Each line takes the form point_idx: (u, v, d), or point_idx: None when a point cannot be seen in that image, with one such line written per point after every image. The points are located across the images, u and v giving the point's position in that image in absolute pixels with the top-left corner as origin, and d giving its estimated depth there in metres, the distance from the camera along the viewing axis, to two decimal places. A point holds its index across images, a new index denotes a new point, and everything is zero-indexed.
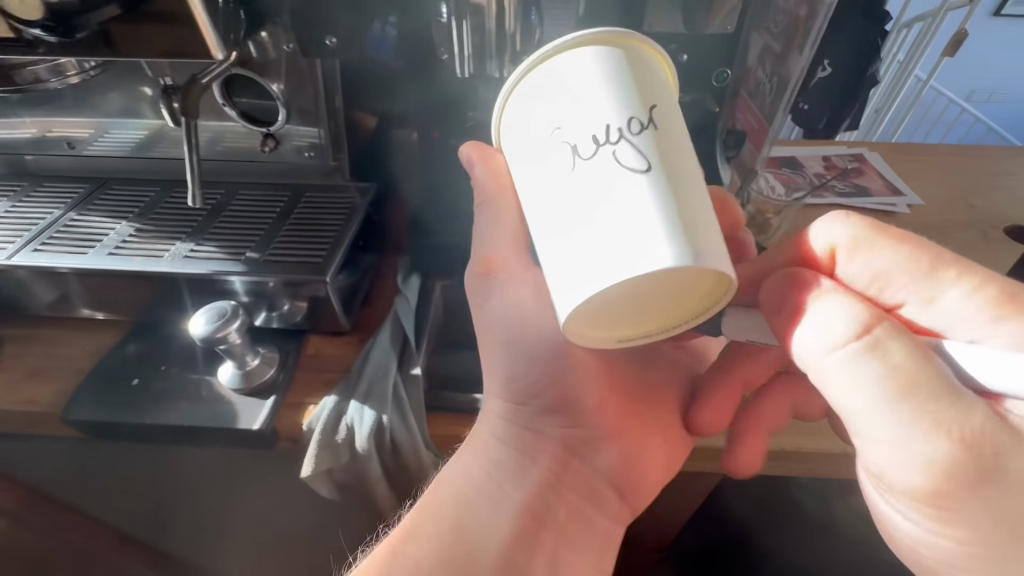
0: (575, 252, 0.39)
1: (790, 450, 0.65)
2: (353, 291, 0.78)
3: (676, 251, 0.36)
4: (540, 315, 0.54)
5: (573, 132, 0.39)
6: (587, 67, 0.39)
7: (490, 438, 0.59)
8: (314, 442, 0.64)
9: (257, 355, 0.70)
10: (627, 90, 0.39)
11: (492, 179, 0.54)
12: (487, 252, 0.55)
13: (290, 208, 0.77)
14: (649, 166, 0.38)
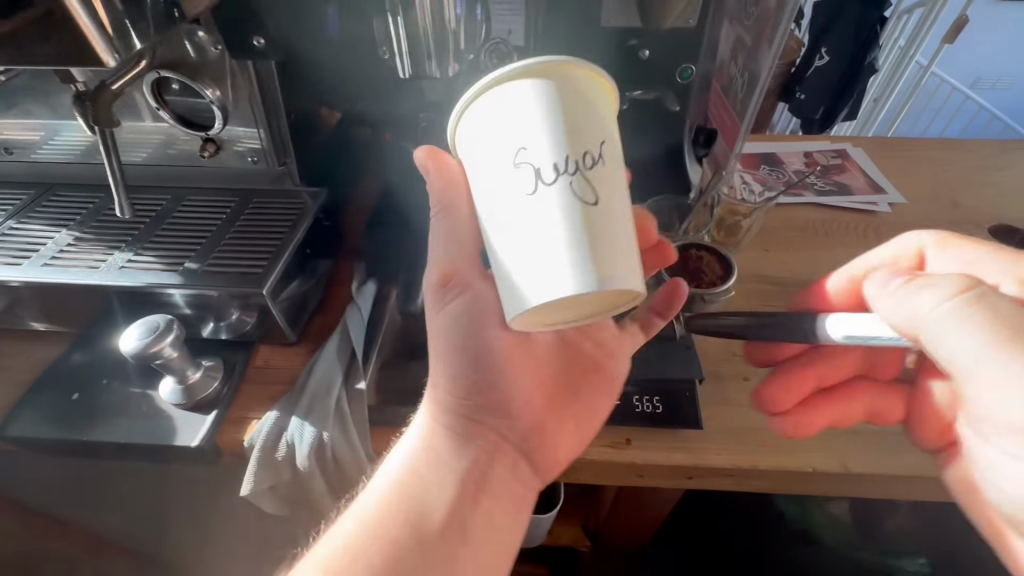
0: (523, 264, 0.41)
1: (749, 468, 0.61)
2: (302, 301, 0.75)
3: (605, 278, 0.39)
4: (484, 320, 0.53)
5: (537, 156, 0.39)
6: (553, 95, 0.40)
7: (432, 425, 0.55)
8: (253, 460, 0.62)
9: (199, 368, 0.68)
10: (580, 124, 0.40)
11: (444, 186, 0.52)
12: (440, 262, 0.54)
13: (236, 215, 0.74)
14: (597, 200, 0.40)
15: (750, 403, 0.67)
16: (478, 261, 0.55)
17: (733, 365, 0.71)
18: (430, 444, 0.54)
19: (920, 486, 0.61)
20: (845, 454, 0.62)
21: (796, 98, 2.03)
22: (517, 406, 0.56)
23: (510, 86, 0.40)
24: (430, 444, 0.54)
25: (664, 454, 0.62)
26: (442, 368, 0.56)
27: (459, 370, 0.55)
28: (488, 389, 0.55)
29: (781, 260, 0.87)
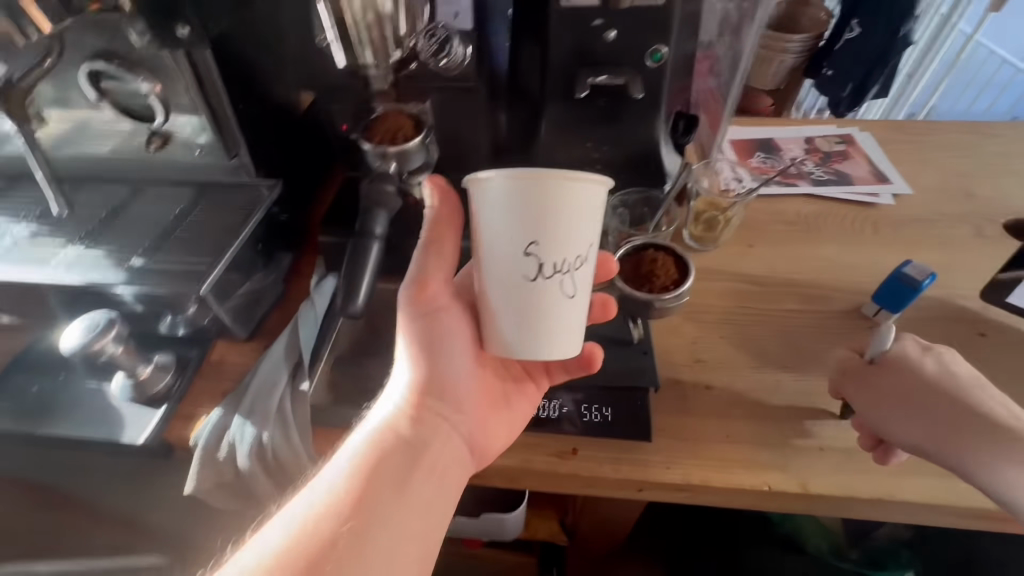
0: (503, 321, 0.48)
1: (699, 484, 0.57)
2: (256, 297, 0.74)
3: (563, 352, 0.50)
4: (446, 323, 0.54)
5: (546, 254, 0.45)
6: (575, 206, 0.43)
7: (399, 397, 0.53)
8: (196, 458, 0.62)
9: (151, 363, 0.68)
10: (588, 232, 0.45)
11: (436, 216, 0.56)
12: (419, 277, 0.55)
13: (189, 210, 0.73)
14: (575, 293, 0.48)
15: (710, 413, 0.63)
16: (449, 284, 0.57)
17: (697, 371, 0.67)
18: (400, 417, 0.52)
19: (887, 510, 0.56)
20: (805, 473, 0.57)
21: (823, 74, 1.88)
22: (473, 391, 0.57)
23: (521, 183, 0.42)
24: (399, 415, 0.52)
25: (610, 465, 0.59)
26: (408, 348, 0.55)
27: (427, 353, 0.54)
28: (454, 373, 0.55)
29: (764, 257, 0.81)
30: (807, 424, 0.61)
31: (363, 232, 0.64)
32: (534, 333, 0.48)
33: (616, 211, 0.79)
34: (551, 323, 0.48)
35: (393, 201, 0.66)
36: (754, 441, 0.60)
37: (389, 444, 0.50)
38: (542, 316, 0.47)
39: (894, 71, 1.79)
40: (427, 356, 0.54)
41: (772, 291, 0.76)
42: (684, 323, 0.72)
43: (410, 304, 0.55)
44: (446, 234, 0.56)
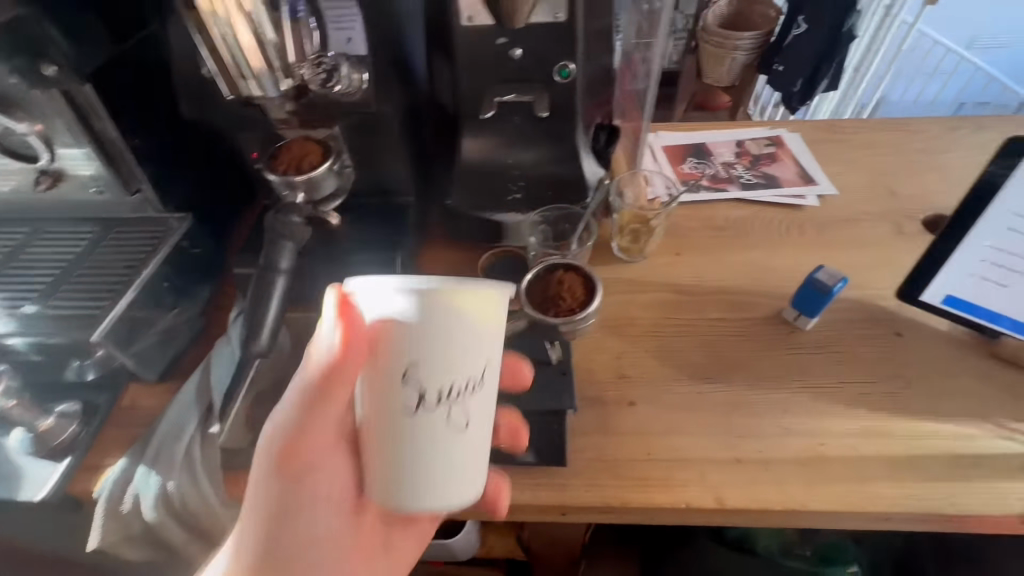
0: (381, 462, 0.43)
1: (616, 506, 0.57)
2: (167, 336, 0.71)
3: (457, 495, 0.44)
4: (316, 482, 0.47)
5: (430, 381, 0.40)
6: (462, 327, 0.39)
7: (266, 511, 0.47)
8: (99, 515, 0.59)
9: (52, 414, 0.65)
10: (480, 355, 0.41)
11: (330, 359, 0.41)
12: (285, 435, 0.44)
13: (90, 250, 0.69)
14: (469, 425, 0.42)
15: (631, 430, 0.62)
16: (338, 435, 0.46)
17: (621, 388, 0.67)
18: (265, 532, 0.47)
19: (803, 520, 0.56)
20: (722, 487, 0.57)
21: (772, 71, 1.90)
22: (341, 538, 0.51)
23: (405, 300, 0.38)
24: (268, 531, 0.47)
25: (528, 492, 0.58)
26: (260, 515, 0.47)
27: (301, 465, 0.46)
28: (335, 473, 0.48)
29: (692, 266, 0.81)
30: (726, 436, 0.61)
31: (268, 268, 0.62)
32: (417, 474, 0.42)
33: (536, 228, 0.78)
34: (439, 462, 0.42)
35: (300, 232, 0.65)
36: (673, 457, 0.60)
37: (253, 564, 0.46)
38: (426, 455, 0.42)
39: (841, 65, 1.81)
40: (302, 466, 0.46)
41: (698, 300, 0.76)
42: (610, 338, 0.72)
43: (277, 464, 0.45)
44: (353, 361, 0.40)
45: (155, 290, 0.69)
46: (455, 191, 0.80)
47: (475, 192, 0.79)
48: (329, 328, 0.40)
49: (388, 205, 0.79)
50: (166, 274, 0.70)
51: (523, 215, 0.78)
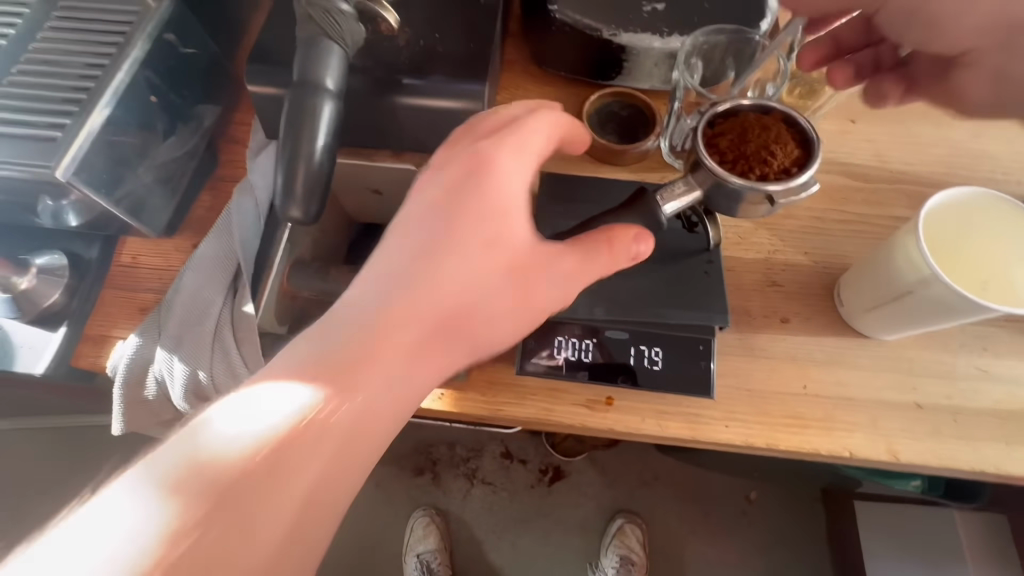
0: (930, 326, 0.45)
1: (762, 447, 0.46)
2: (166, 173, 0.53)
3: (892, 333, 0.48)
4: (474, 291, 0.35)
5: (979, 259, 0.43)
6: (974, 214, 0.44)
7: (471, 241, 0.36)
8: (115, 392, 0.48)
9: (31, 272, 0.51)
10: (992, 237, 0.43)
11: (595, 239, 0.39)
12: (502, 291, 0.36)
13: (29, 29, 0.47)
14: (965, 270, 0.43)
15: (787, 356, 0.49)
16: (525, 311, 0.38)
17: (771, 300, 0.51)
18: (474, 329, 0.36)
19: (983, 479, 0.47)
20: (897, 437, 0.46)
21: None
22: (437, 364, 0.35)
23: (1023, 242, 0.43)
24: (300, 465, 0.30)
25: (653, 420, 0.46)
26: (425, 283, 0.34)
27: (486, 281, 0.36)
28: (422, 274, 0.35)
29: (871, 140, 0.59)
30: (904, 373, 0.48)
31: (307, 84, 0.40)
32: (930, 326, 0.45)
33: (691, 64, 0.54)
34: (877, 287, 0.46)
35: (353, 31, 0.41)
36: (838, 395, 0.48)
37: (334, 505, 0.31)
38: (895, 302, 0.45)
39: None
40: (426, 359, 0.34)
41: (876, 190, 0.57)
42: (759, 231, 0.54)
43: (489, 271, 0.36)
44: (620, 254, 0.39)
45: (138, 104, 0.48)
46: None
47: None
48: (538, 142, 0.39)
49: (461, 4, 0.53)
50: (150, 83, 0.49)
51: (662, 38, 0.53)
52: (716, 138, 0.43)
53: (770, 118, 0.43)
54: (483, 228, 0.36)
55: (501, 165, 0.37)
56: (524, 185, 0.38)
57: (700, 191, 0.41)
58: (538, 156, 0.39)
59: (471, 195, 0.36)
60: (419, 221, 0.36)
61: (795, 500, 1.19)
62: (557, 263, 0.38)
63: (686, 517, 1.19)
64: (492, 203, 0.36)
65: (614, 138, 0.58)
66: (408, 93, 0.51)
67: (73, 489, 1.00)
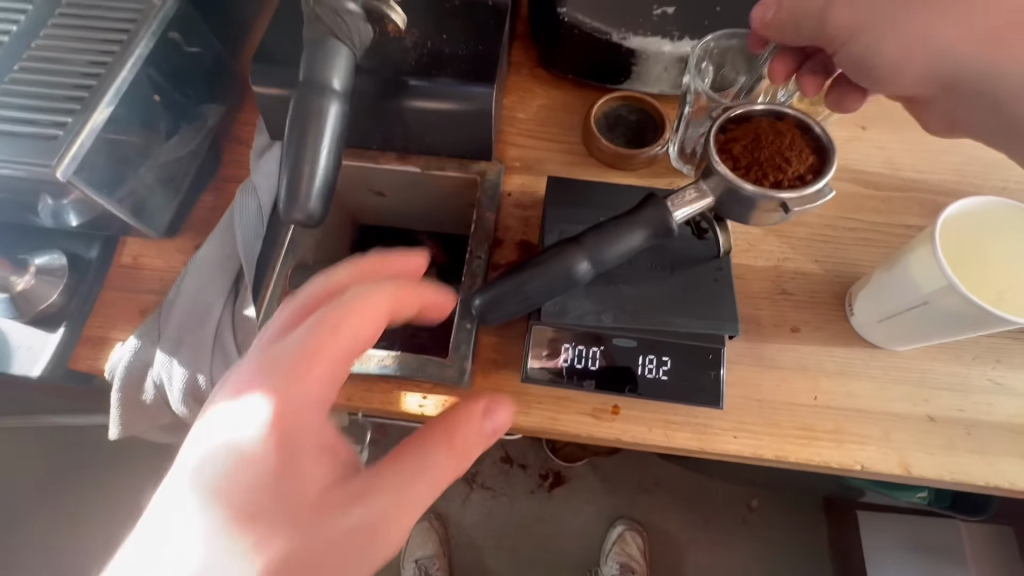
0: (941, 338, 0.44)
1: (770, 459, 0.45)
2: (169, 172, 0.52)
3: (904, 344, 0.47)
4: (292, 522, 0.29)
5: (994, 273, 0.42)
6: (995, 227, 0.42)
7: (287, 457, 0.30)
8: (113, 396, 0.47)
9: (30, 272, 0.49)
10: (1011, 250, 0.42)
11: (444, 437, 0.33)
12: (329, 520, 0.30)
13: (33, 26, 0.46)
14: (978, 284, 0.42)
15: (797, 365, 0.48)
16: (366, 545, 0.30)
17: (781, 308, 0.50)
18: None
19: (996, 494, 0.46)
20: (908, 449, 0.45)
21: None
22: None
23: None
24: None
25: (660, 431, 0.46)
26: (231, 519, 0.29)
27: (310, 505, 0.30)
28: (227, 506, 0.29)
29: (882, 148, 0.58)
30: (917, 385, 0.47)
31: (313, 85, 0.40)
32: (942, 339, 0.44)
33: (702, 68, 0.53)
34: (889, 300, 0.45)
35: (360, 30, 0.41)
36: (849, 406, 0.47)
37: None
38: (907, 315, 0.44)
39: None
40: None
41: (887, 199, 0.56)
42: (768, 238, 0.53)
43: (310, 495, 0.30)
44: (472, 445, 0.33)
45: (140, 103, 0.47)
46: None
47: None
48: (369, 314, 0.34)
49: (469, 6, 0.53)
50: (153, 82, 0.48)
51: (672, 42, 0.53)
52: (729, 144, 0.42)
53: (783, 124, 0.42)
54: (300, 437, 0.31)
55: (319, 349, 0.32)
56: (344, 369, 0.33)
57: (712, 198, 0.40)
58: (368, 329, 0.34)
59: (286, 395, 0.31)
60: (212, 447, 0.30)
61: (798, 510, 1.17)
62: (405, 476, 0.31)
63: (687, 525, 1.17)
64: (295, 418, 0.31)
65: (622, 143, 0.57)
66: (414, 94, 0.50)
67: (69, 488, 0.99)
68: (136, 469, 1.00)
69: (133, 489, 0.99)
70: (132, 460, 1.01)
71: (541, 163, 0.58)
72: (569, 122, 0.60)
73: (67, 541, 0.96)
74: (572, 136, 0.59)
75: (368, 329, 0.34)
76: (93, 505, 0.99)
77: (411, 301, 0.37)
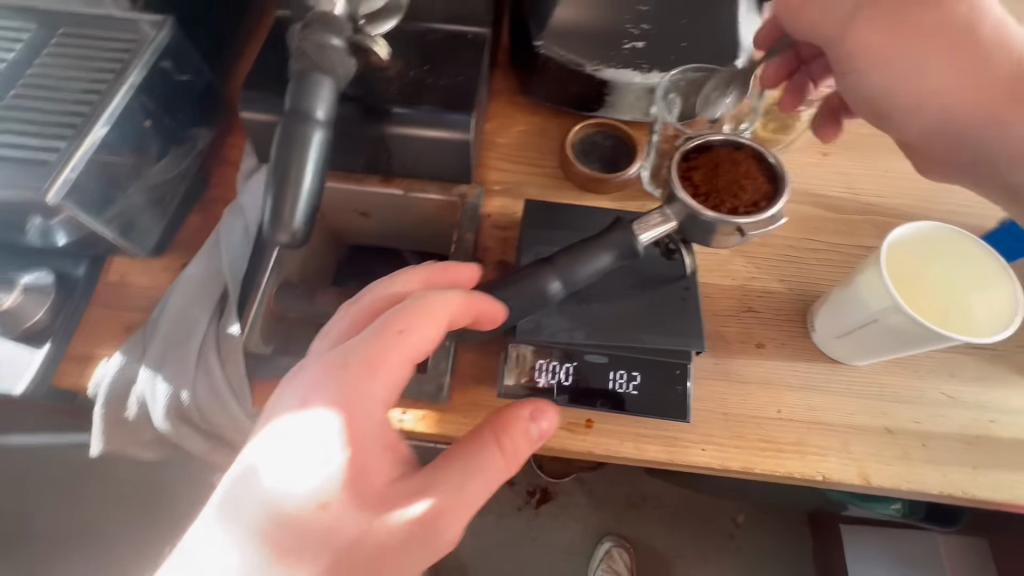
0: (887, 352, 0.47)
1: (737, 470, 0.47)
2: (158, 194, 0.54)
3: (863, 359, 0.50)
4: (354, 508, 0.32)
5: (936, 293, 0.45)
6: (935, 250, 0.46)
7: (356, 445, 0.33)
8: (95, 414, 0.48)
9: (19, 291, 0.49)
10: (951, 270, 0.45)
11: (495, 442, 0.34)
12: (388, 511, 0.32)
13: (29, 55, 0.48)
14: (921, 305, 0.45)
15: (762, 380, 0.50)
16: (417, 542, 0.32)
17: (747, 325, 0.53)
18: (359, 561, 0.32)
19: (953, 502, 0.48)
20: (868, 460, 0.47)
21: None
22: None
23: (989, 276, 0.44)
24: None
25: (632, 443, 0.47)
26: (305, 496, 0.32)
27: (373, 493, 0.33)
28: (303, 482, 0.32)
29: (843, 173, 0.62)
30: (875, 399, 0.50)
31: (299, 113, 0.42)
32: (887, 353, 0.47)
33: (670, 98, 0.56)
34: (841, 316, 0.48)
35: (343, 64, 0.43)
36: (812, 419, 0.49)
37: None
38: (856, 330, 0.47)
39: None
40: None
41: (849, 221, 0.59)
42: (735, 258, 0.56)
43: (374, 484, 0.33)
44: (520, 449, 0.35)
45: (132, 129, 0.49)
46: (547, 29, 0.56)
47: (576, 32, 0.56)
48: (431, 316, 0.37)
49: (450, 39, 0.56)
50: (145, 108, 0.50)
51: (643, 74, 0.56)
52: (690, 172, 0.45)
53: (741, 153, 0.45)
54: (369, 425, 0.34)
55: (386, 345, 0.35)
56: (406, 370, 0.36)
57: (674, 224, 0.43)
58: (430, 332, 0.37)
59: (358, 388, 0.34)
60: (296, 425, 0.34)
61: (781, 524, 1.19)
62: (457, 479, 0.33)
63: (673, 540, 1.18)
64: (359, 412, 0.34)
65: (597, 166, 0.60)
66: (397, 121, 0.53)
67: (48, 509, 0.98)
68: (120, 490, 0.99)
69: (114, 510, 0.98)
70: (116, 481, 1.00)
71: (520, 186, 0.60)
72: (546, 146, 0.63)
73: (48, 564, 0.95)
74: (550, 160, 0.62)
75: (430, 334, 0.37)
76: (70, 526, 0.97)
77: (468, 310, 0.39)
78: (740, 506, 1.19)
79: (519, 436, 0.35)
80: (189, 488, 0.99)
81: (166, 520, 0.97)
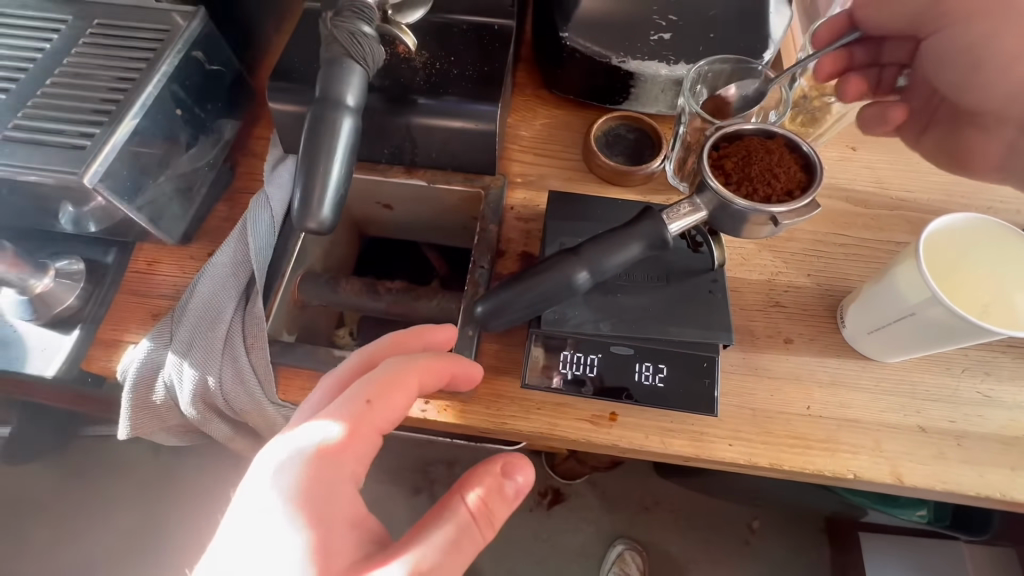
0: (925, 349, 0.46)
1: (765, 467, 0.46)
2: (187, 183, 0.54)
3: (895, 356, 0.49)
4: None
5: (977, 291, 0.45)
6: (977, 247, 0.44)
7: (325, 518, 0.32)
8: (124, 398, 0.48)
9: (51, 273, 0.51)
10: (994, 268, 0.44)
11: (469, 504, 0.34)
12: None
13: (65, 44, 0.49)
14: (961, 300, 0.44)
15: (789, 375, 0.49)
16: None
17: (775, 320, 0.52)
18: None
19: (989, 504, 0.46)
20: (900, 459, 0.46)
21: None
22: None
23: None
24: None
25: (656, 437, 0.47)
26: None
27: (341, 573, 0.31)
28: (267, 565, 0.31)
29: (872, 168, 0.60)
30: (908, 396, 0.49)
31: (328, 100, 0.42)
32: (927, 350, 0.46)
33: (696, 90, 0.55)
34: (877, 312, 0.47)
35: (373, 52, 0.43)
36: (842, 416, 0.48)
37: None
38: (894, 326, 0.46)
39: None
40: None
41: (878, 216, 0.58)
42: (761, 252, 0.55)
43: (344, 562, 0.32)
44: (495, 510, 0.35)
45: (163, 117, 0.50)
46: (573, 21, 0.56)
47: (602, 24, 0.56)
48: (401, 384, 0.37)
49: (476, 30, 0.56)
50: (177, 97, 0.51)
51: (669, 66, 0.55)
52: (723, 161, 0.44)
53: (773, 142, 0.44)
54: (337, 499, 0.33)
55: (353, 416, 0.35)
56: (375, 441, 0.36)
57: (704, 213, 0.42)
58: (400, 401, 0.37)
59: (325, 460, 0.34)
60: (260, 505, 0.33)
61: (798, 530, 1.17)
62: (430, 547, 0.32)
63: (687, 544, 1.16)
64: (328, 486, 0.33)
65: (621, 159, 0.59)
66: (423, 112, 0.53)
67: (70, 499, 0.99)
68: (137, 482, 1.00)
69: (134, 500, 0.99)
70: (136, 472, 1.01)
71: (542, 178, 0.60)
72: (569, 140, 0.62)
73: (65, 555, 0.96)
74: (573, 153, 0.62)
75: (399, 401, 0.37)
76: (92, 516, 0.98)
77: (441, 374, 0.40)
78: (756, 511, 1.17)
79: (492, 496, 0.35)
80: (206, 480, 0.99)
81: (185, 511, 0.98)
